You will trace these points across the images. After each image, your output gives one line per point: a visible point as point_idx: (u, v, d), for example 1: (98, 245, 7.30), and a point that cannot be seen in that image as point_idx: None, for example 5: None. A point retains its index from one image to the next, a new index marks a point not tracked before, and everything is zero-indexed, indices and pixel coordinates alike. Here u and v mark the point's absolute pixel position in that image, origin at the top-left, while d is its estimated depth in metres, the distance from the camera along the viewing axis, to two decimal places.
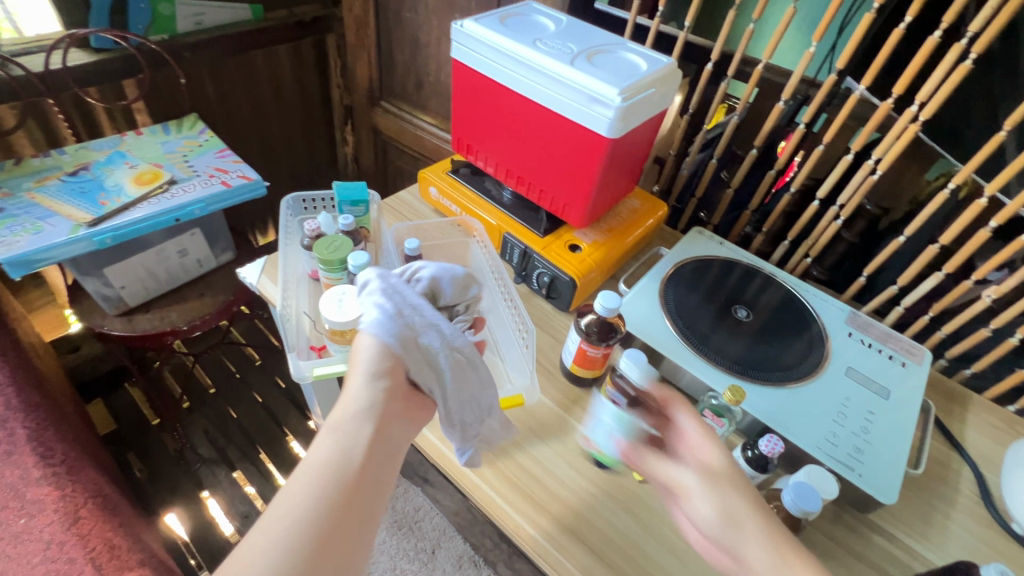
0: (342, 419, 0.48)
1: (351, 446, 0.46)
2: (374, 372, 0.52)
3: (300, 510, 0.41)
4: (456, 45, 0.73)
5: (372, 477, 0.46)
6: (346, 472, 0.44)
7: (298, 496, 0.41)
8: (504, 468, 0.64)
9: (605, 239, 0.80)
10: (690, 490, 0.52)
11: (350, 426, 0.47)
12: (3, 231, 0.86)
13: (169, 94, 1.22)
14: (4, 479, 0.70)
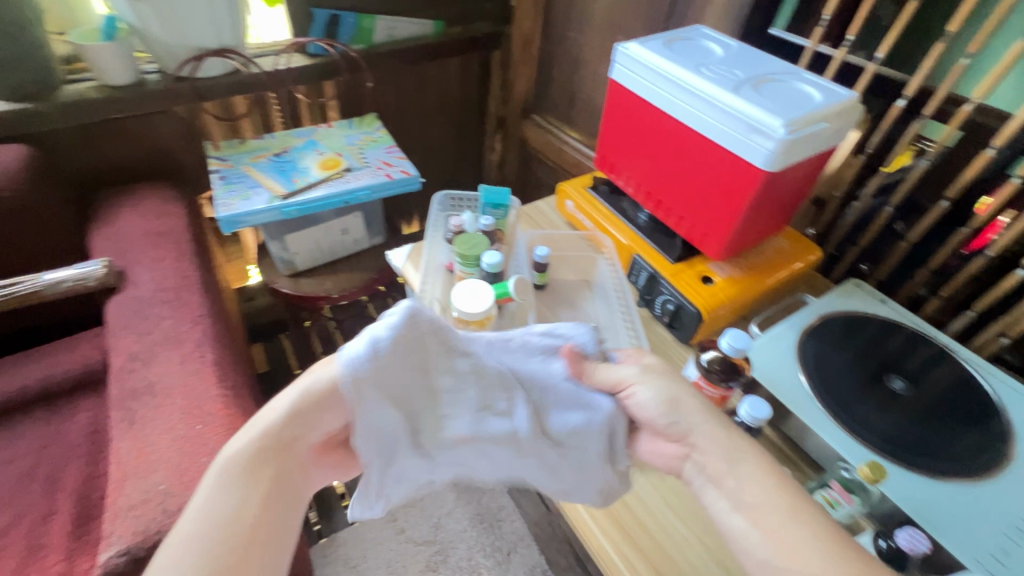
0: (237, 467, 0.51)
1: (241, 494, 0.49)
2: (280, 420, 0.54)
3: (170, 561, 0.44)
4: (617, 66, 0.75)
5: (260, 521, 0.49)
6: (233, 522, 0.47)
7: (177, 553, 0.44)
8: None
9: (742, 276, 0.75)
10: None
11: (239, 475, 0.51)
12: (224, 194, 1.08)
13: (357, 95, 1.42)
14: (193, 390, 0.87)
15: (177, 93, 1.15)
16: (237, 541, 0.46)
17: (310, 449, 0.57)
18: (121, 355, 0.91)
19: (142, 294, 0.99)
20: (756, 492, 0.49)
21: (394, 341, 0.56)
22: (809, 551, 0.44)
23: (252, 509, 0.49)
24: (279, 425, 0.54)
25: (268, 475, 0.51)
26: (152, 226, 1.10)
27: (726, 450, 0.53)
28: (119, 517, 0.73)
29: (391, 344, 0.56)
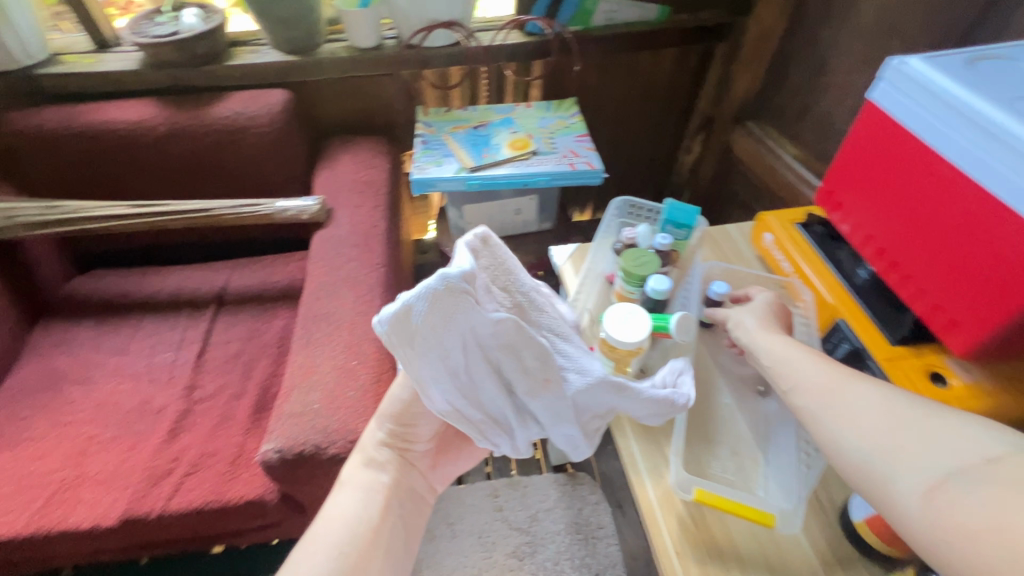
0: (358, 477, 0.65)
1: (363, 501, 0.62)
2: (387, 435, 0.68)
3: (316, 546, 0.57)
4: (883, 84, 0.59)
5: (381, 519, 0.62)
6: (360, 523, 0.60)
7: (317, 545, 0.57)
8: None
9: (996, 389, 0.56)
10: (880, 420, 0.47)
11: (365, 480, 0.65)
12: (422, 158, 1.16)
13: (561, 77, 1.40)
14: (357, 329, 0.97)
15: (406, 59, 1.26)
16: (363, 536, 0.59)
17: (419, 456, 0.70)
18: (314, 282, 1.06)
19: (340, 234, 1.13)
20: (870, 411, 0.47)
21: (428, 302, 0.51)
22: (948, 450, 0.42)
23: (371, 514, 0.61)
24: (387, 441, 0.69)
25: (385, 480, 0.65)
26: (361, 175, 1.25)
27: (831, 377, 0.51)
28: (281, 419, 0.86)
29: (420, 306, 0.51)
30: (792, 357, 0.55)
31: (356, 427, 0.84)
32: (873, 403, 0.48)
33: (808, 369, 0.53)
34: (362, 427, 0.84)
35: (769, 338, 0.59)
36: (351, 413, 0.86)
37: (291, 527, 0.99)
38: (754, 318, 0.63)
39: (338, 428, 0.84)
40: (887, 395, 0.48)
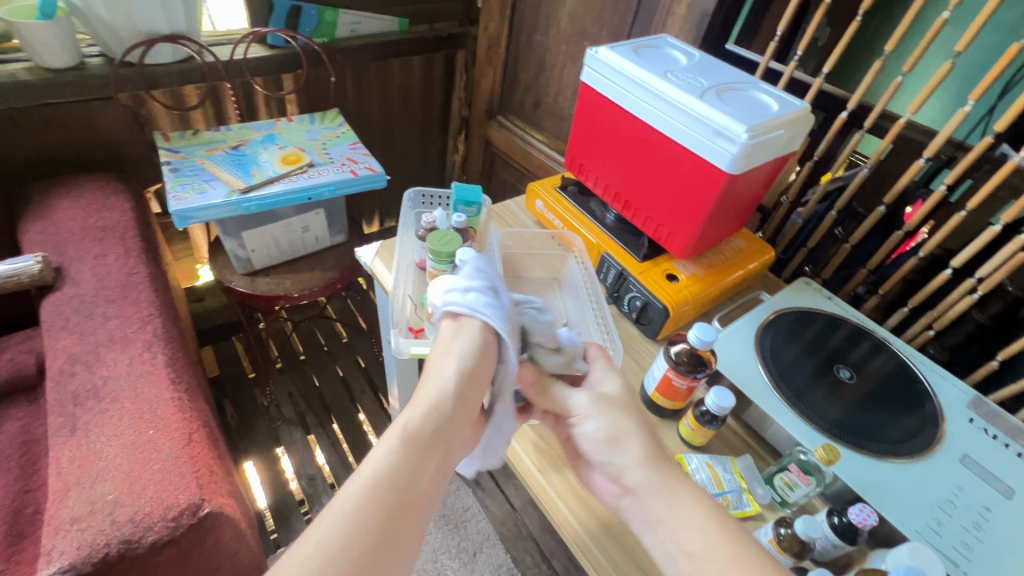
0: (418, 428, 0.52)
1: (420, 459, 0.51)
2: (446, 387, 0.56)
3: (363, 500, 0.46)
4: (587, 69, 0.77)
5: (426, 487, 0.50)
6: (411, 485, 0.49)
7: (367, 488, 0.47)
8: (573, 480, 0.64)
9: (704, 275, 0.79)
10: (623, 436, 0.56)
11: (414, 446, 0.51)
12: (176, 188, 1.02)
13: (317, 90, 1.38)
14: (142, 394, 0.82)
15: (124, 79, 1.08)
16: (409, 504, 0.48)
17: (471, 419, 0.58)
18: (60, 357, 0.85)
19: (84, 293, 0.92)
20: (697, 539, 0.48)
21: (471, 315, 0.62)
22: (690, 532, 0.49)
23: (419, 477, 0.50)
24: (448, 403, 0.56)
25: (439, 446, 0.53)
26: (94, 220, 1.03)
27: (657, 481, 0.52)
28: (61, 531, 0.68)
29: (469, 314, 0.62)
30: (624, 459, 0.54)
31: (176, 500, 0.72)
32: (693, 524, 0.49)
33: (636, 476, 0.53)
34: (184, 498, 0.72)
35: (610, 433, 0.56)
36: (166, 488, 0.72)
37: None
38: (615, 392, 0.60)
39: (152, 509, 0.70)
40: (697, 507, 0.50)
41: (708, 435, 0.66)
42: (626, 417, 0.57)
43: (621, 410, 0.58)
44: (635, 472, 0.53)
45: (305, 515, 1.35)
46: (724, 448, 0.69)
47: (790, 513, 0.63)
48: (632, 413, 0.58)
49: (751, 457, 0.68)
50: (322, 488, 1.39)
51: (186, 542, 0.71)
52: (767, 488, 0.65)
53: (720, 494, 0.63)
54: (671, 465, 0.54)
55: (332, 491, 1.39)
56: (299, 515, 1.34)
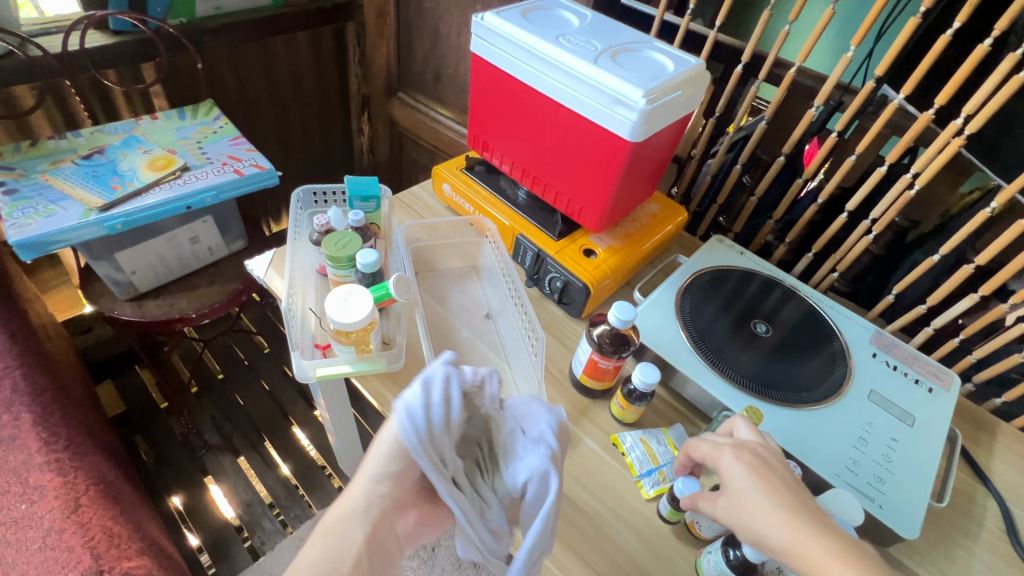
0: (336, 522, 0.47)
1: (336, 551, 0.45)
2: (380, 475, 0.50)
3: None
4: (475, 38, 0.71)
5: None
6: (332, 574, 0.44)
7: None
8: None
9: (621, 246, 0.77)
10: (761, 519, 0.45)
11: (342, 534, 0.47)
12: (15, 214, 0.86)
13: (186, 79, 1.21)
14: (7, 463, 0.70)
15: None
16: None
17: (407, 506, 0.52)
18: None
19: None
20: None
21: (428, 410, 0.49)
22: None
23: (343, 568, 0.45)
24: (377, 483, 0.49)
25: (360, 537, 0.47)
26: None
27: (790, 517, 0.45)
28: None
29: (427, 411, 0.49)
30: (773, 526, 0.45)
31: None
32: None
33: (784, 543, 0.44)
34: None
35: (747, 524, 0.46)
36: (52, 568, 0.63)
37: None
38: (746, 471, 0.49)
39: None
40: None
41: (639, 411, 0.66)
42: (760, 497, 0.46)
43: (762, 460, 0.50)
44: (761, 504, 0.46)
45: (246, 542, 1.26)
46: (657, 420, 0.69)
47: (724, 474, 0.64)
48: (787, 479, 0.48)
49: (683, 426, 0.68)
50: (262, 512, 1.30)
51: None
52: None
53: (656, 469, 0.63)
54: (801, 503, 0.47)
55: (273, 512, 1.31)
56: (239, 544, 1.25)
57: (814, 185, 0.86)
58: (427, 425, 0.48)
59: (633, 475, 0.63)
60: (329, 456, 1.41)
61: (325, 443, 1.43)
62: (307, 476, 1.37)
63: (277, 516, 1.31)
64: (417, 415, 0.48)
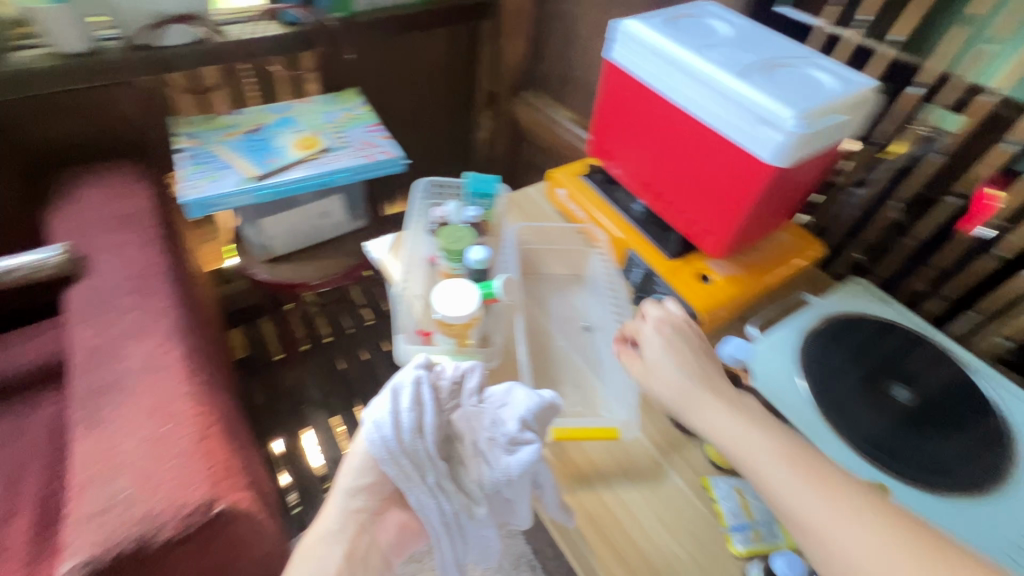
0: (312, 547, 0.55)
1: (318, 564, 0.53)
2: (352, 490, 0.58)
3: None
4: (615, 44, 0.69)
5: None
6: None
7: None
8: (587, 502, 0.59)
9: (742, 275, 0.71)
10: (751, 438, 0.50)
11: (321, 551, 0.55)
12: (191, 176, 1.00)
13: (337, 68, 1.33)
14: (159, 388, 0.82)
15: (139, 62, 1.06)
16: None
17: (384, 518, 0.59)
18: (81, 350, 0.85)
19: (105, 285, 0.92)
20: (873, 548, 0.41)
21: (398, 426, 0.53)
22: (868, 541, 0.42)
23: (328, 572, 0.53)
24: (349, 500, 0.57)
25: (337, 553, 0.54)
26: (114, 209, 1.02)
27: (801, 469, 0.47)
28: (79, 526, 0.69)
29: (397, 427, 0.53)
30: (766, 447, 0.49)
31: (189, 498, 0.72)
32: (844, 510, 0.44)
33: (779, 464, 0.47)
34: (197, 496, 0.72)
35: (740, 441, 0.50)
36: (180, 485, 0.73)
37: None
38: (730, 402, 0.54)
39: (166, 507, 0.70)
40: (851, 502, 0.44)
41: None
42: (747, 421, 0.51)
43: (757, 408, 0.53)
44: (779, 469, 0.47)
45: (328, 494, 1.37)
46: None
47: None
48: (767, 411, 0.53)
49: None
50: None
51: (201, 538, 0.72)
52: None
53: (749, 525, 0.58)
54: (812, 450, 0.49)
55: None
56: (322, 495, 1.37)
57: (996, 233, 0.72)
58: (399, 433, 0.53)
59: (723, 526, 0.58)
60: None
61: None
62: None
63: None
64: (387, 431, 0.53)
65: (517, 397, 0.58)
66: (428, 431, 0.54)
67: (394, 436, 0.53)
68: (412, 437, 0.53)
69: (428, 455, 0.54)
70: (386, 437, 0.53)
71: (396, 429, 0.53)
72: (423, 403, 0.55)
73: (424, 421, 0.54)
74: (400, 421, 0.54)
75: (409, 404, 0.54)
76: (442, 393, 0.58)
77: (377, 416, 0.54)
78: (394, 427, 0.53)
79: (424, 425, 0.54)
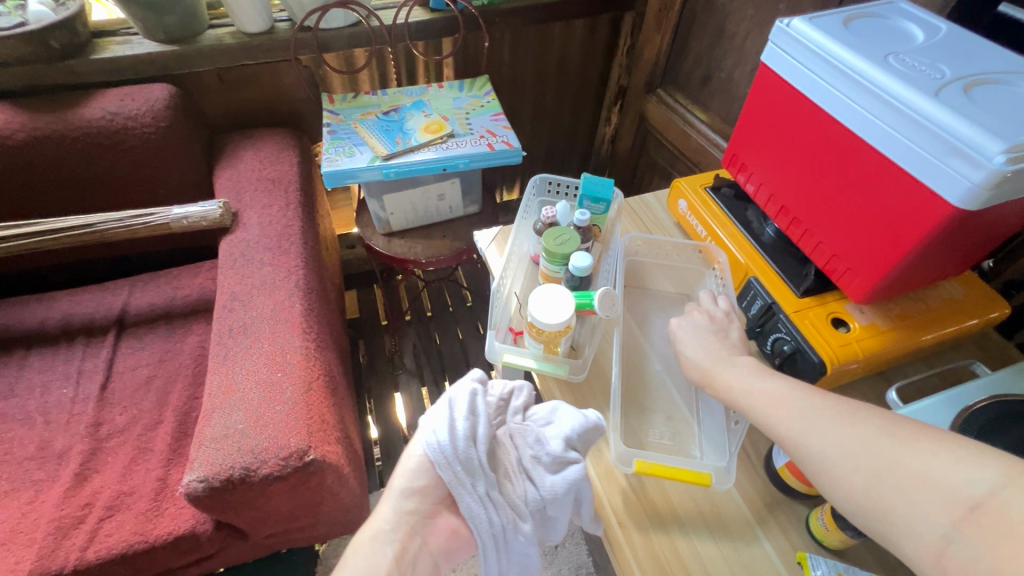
0: (365, 541, 0.59)
1: (372, 559, 0.57)
2: (405, 492, 0.61)
3: None
4: (773, 47, 0.61)
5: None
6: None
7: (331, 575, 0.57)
8: (659, 546, 0.54)
9: (889, 328, 0.60)
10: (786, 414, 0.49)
11: (373, 549, 0.58)
12: (331, 150, 1.09)
13: (472, 55, 1.36)
14: (278, 338, 0.91)
15: (302, 43, 1.17)
16: None
17: (435, 523, 0.61)
18: (225, 293, 0.98)
19: (250, 239, 1.05)
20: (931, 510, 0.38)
21: (454, 437, 0.56)
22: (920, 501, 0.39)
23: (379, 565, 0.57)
24: (398, 503, 0.61)
25: (388, 553, 0.58)
26: (267, 172, 1.16)
27: (868, 477, 0.42)
28: (202, 445, 0.80)
29: (452, 437, 0.56)
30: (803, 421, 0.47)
31: (288, 442, 0.79)
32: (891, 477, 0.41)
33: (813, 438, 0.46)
34: (295, 442, 0.80)
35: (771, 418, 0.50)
36: (282, 428, 0.81)
37: (235, 550, 0.94)
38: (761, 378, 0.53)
39: (269, 445, 0.79)
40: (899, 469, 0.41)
41: (847, 542, 0.52)
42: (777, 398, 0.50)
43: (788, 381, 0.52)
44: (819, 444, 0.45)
45: None
46: (871, 560, 0.54)
47: None
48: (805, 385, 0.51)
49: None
50: None
51: (293, 479, 0.80)
52: None
53: None
54: (880, 441, 0.43)
55: None
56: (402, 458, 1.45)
57: None
58: (453, 439, 0.56)
59: None
60: None
61: None
62: None
63: None
64: (442, 439, 0.56)
65: (563, 416, 0.59)
66: (479, 442, 0.57)
67: (449, 446, 0.56)
68: (466, 448, 0.56)
69: (479, 467, 0.56)
70: (439, 445, 0.56)
71: (451, 439, 0.56)
72: (478, 414, 0.59)
73: (476, 431, 0.57)
74: (455, 433, 0.56)
75: (465, 413, 0.58)
76: (490, 409, 0.62)
77: (437, 426, 0.57)
78: (450, 436, 0.56)
79: (476, 435, 0.57)
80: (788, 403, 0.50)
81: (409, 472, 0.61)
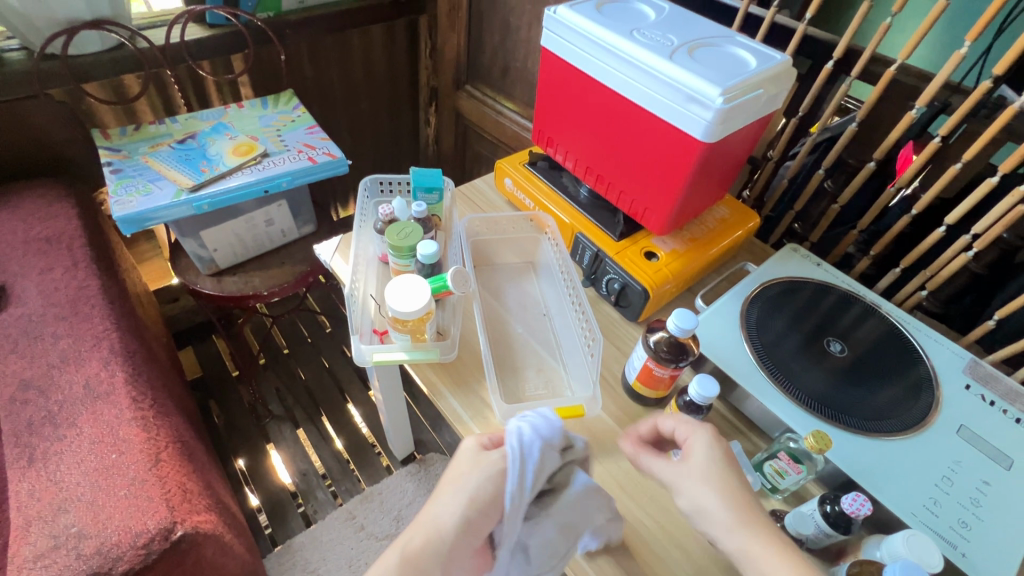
0: (415, 555, 0.46)
1: None
2: (469, 501, 0.49)
3: None
4: (547, 32, 0.69)
5: None
6: None
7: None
8: None
9: (686, 250, 0.74)
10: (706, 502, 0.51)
11: (425, 560, 0.46)
12: (120, 191, 0.95)
13: (270, 70, 1.28)
14: (102, 416, 0.78)
15: (49, 74, 0.99)
16: None
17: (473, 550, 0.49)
18: (11, 383, 0.80)
19: (31, 312, 0.86)
20: None
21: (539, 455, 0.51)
22: None
23: None
24: (455, 524, 0.48)
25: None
26: (36, 232, 0.96)
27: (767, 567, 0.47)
28: (25, 569, 0.65)
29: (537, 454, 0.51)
30: (713, 503, 0.50)
31: (145, 526, 0.68)
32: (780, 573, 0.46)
33: (721, 518, 0.50)
34: (154, 523, 0.69)
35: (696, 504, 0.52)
36: (133, 515, 0.69)
37: None
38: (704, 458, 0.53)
39: (120, 538, 0.67)
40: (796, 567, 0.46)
41: None
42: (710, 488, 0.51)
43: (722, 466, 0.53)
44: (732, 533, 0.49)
45: (300, 509, 1.34)
46: None
47: (780, 498, 0.61)
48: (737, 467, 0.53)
49: (739, 443, 0.65)
50: (316, 483, 1.38)
51: (160, 568, 0.68)
52: (757, 474, 0.62)
53: None
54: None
55: (325, 484, 1.38)
56: (294, 510, 1.33)
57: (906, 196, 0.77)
58: (521, 467, 0.50)
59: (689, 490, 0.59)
60: (378, 434, 1.46)
61: (376, 422, 1.49)
62: (358, 452, 1.43)
63: (330, 487, 1.38)
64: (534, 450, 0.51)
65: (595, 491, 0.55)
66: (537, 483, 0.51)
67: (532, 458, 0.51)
68: (532, 477, 0.50)
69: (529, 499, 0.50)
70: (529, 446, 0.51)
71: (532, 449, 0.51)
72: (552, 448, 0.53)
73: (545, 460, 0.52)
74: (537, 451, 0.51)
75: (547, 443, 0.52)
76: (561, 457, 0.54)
77: (532, 429, 0.52)
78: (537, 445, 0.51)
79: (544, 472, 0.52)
80: (730, 516, 0.50)
81: (479, 479, 0.50)
